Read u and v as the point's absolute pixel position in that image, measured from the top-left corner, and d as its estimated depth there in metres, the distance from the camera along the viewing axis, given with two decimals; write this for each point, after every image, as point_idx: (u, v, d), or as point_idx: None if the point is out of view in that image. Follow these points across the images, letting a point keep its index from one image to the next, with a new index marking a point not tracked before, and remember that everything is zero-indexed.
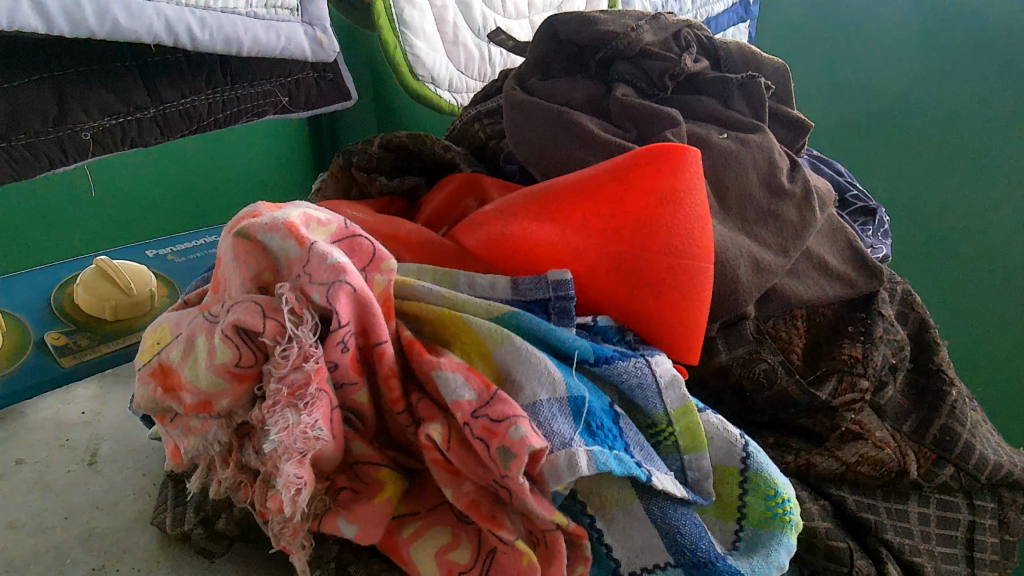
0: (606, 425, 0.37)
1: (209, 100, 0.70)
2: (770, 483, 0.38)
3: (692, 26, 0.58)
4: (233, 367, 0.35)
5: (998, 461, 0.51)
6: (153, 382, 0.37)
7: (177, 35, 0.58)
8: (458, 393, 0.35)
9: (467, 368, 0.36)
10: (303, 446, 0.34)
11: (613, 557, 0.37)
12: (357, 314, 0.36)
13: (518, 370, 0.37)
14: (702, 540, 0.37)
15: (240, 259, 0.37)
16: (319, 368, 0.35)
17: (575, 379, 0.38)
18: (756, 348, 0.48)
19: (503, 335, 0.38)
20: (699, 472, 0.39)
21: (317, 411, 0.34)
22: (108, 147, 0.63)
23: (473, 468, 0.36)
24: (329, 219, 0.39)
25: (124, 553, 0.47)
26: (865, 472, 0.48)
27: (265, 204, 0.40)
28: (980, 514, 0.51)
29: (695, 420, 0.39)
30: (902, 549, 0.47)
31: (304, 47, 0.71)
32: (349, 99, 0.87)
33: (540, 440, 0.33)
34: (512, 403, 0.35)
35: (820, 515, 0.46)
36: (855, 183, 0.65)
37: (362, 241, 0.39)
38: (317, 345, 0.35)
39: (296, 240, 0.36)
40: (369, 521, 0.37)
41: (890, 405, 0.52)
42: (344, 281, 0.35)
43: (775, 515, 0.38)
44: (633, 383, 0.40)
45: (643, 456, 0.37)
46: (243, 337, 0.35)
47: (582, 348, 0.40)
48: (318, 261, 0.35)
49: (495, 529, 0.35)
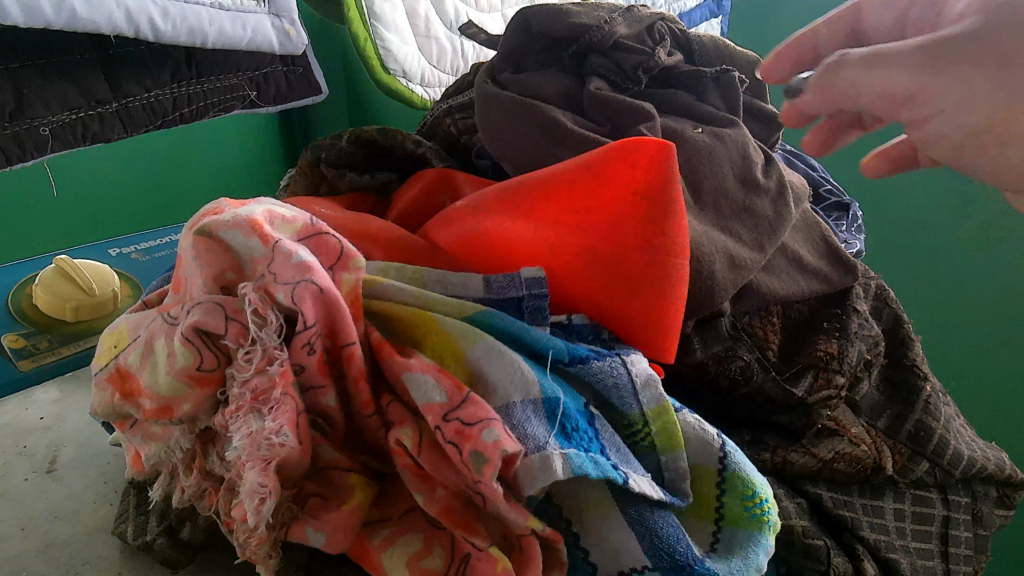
0: (581, 426, 0.36)
1: (174, 94, 0.69)
2: (747, 483, 0.38)
3: (666, 19, 0.57)
4: (195, 371, 0.34)
5: (972, 457, 0.51)
6: (111, 387, 0.35)
7: (139, 27, 0.56)
8: (430, 396, 0.34)
9: (439, 369, 0.35)
10: (268, 453, 0.32)
11: (590, 561, 0.36)
12: (325, 314, 0.35)
13: (491, 371, 0.36)
14: (680, 543, 0.36)
15: (202, 257, 0.35)
16: (286, 371, 0.34)
17: (550, 380, 0.37)
18: (732, 345, 0.48)
19: (476, 335, 0.37)
20: (676, 473, 0.38)
21: (282, 416, 0.33)
22: (68, 143, 0.61)
23: (445, 473, 0.35)
24: (295, 216, 0.38)
25: (85, 564, 0.46)
26: (841, 468, 0.48)
27: (228, 200, 0.39)
28: (955, 509, 0.51)
29: (672, 420, 0.38)
30: (878, 546, 0.47)
31: (271, 39, 0.70)
32: (319, 94, 0.85)
33: (513, 443, 0.32)
34: (485, 406, 0.34)
35: (797, 513, 0.46)
36: (829, 178, 0.64)
37: (328, 238, 0.38)
38: (282, 347, 0.34)
39: (260, 238, 0.35)
40: (337, 529, 0.36)
41: (866, 401, 0.52)
42: (310, 280, 0.34)
43: (754, 515, 0.37)
44: (609, 382, 0.39)
45: (619, 457, 0.36)
46: (205, 339, 0.34)
47: (557, 348, 0.39)
48: (283, 260, 0.34)
49: (468, 534, 0.35)
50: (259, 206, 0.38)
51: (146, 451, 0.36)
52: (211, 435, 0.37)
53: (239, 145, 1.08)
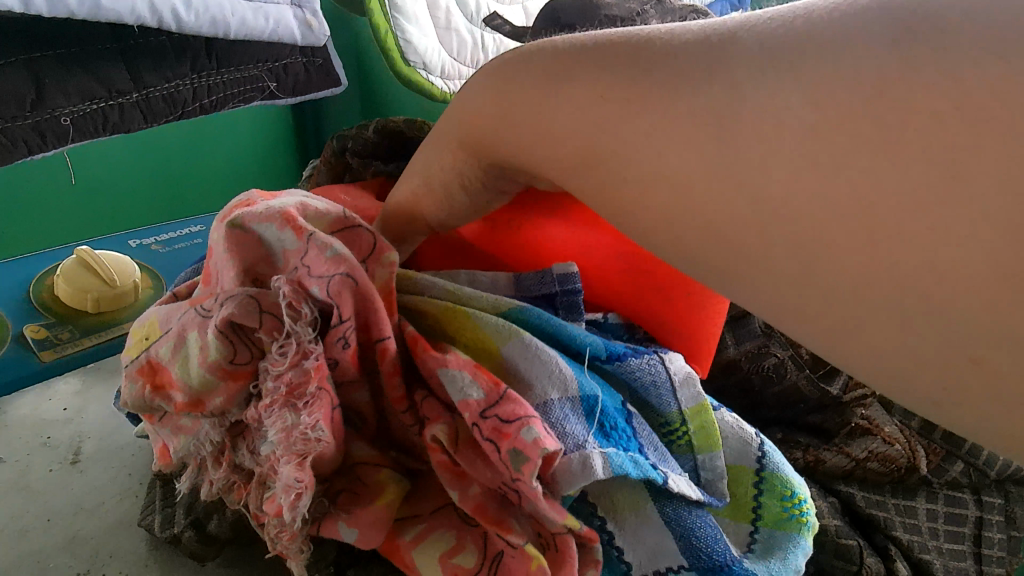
0: (620, 424, 0.36)
1: (194, 85, 0.69)
2: (786, 484, 0.37)
3: (697, 10, 0.57)
4: (227, 364, 0.33)
5: (1007, 458, 0.51)
6: (142, 380, 0.35)
7: (162, 17, 0.56)
8: (466, 392, 0.34)
9: (474, 365, 0.35)
10: (303, 449, 0.32)
11: (625, 560, 0.35)
12: (359, 309, 0.35)
13: (527, 368, 0.36)
14: (718, 543, 0.35)
15: (233, 251, 0.35)
16: (320, 365, 0.33)
17: (587, 378, 0.36)
18: (765, 343, 0.47)
19: (510, 331, 0.36)
20: (712, 472, 0.37)
21: (318, 411, 0.32)
22: (88, 134, 0.61)
23: (481, 470, 0.34)
24: (327, 208, 0.37)
25: (111, 556, 0.46)
26: (874, 468, 0.48)
27: (258, 192, 0.38)
28: (989, 511, 0.50)
29: (709, 420, 0.38)
30: (910, 547, 0.47)
31: (292, 30, 0.70)
32: (338, 85, 0.85)
33: (553, 442, 0.32)
34: (523, 403, 0.33)
35: (828, 513, 0.46)
36: None
37: (361, 233, 0.37)
38: (315, 343, 0.34)
39: (294, 231, 0.34)
40: (368, 525, 0.35)
41: (899, 401, 0.51)
42: (345, 273, 0.34)
43: (793, 517, 0.37)
44: (647, 381, 0.38)
45: (657, 455, 0.36)
46: (238, 333, 0.33)
47: (594, 344, 0.38)
48: (317, 254, 0.34)
49: (504, 532, 0.34)
50: (291, 198, 0.37)
51: (175, 444, 0.36)
52: (241, 428, 0.36)
53: (256, 137, 1.08)
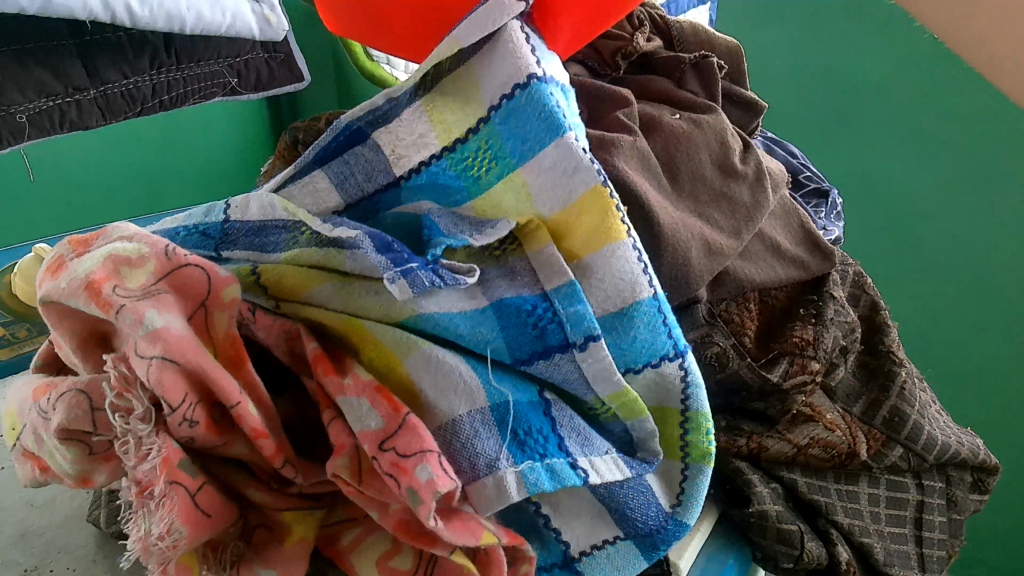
0: (538, 426, 0.33)
1: (153, 82, 0.69)
2: (711, 422, 0.37)
3: (646, 4, 0.57)
4: (85, 455, 0.31)
5: (946, 442, 0.51)
6: (28, 464, 0.34)
7: (115, 13, 0.55)
8: (366, 423, 0.32)
9: (378, 387, 0.33)
10: (167, 549, 0.29)
11: (561, 539, 0.36)
12: (190, 383, 0.30)
13: (428, 384, 0.34)
14: (650, 509, 0.36)
15: (56, 325, 0.32)
16: (166, 457, 0.29)
17: (495, 380, 0.34)
18: (708, 332, 0.47)
19: (410, 344, 0.34)
20: (642, 433, 0.36)
21: (167, 511, 0.29)
22: (46, 131, 0.60)
23: (389, 493, 0.32)
24: (142, 255, 0.32)
25: (59, 552, 0.46)
26: (816, 454, 0.48)
27: (70, 243, 0.33)
28: (929, 494, 0.51)
29: (632, 397, 0.35)
30: (851, 530, 0.48)
31: (251, 26, 0.69)
32: (302, 81, 0.85)
33: (450, 480, 0.30)
34: (425, 431, 0.31)
35: (770, 498, 0.46)
36: (809, 165, 0.64)
37: (187, 273, 0.32)
38: (155, 431, 0.30)
39: (98, 306, 0.30)
40: (287, 560, 0.34)
41: (841, 387, 0.52)
42: (157, 354, 0.29)
43: (716, 449, 0.37)
44: (561, 379, 0.35)
45: (580, 444, 0.34)
46: (76, 435, 0.31)
47: (497, 346, 0.34)
48: (132, 327, 0.29)
49: (429, 547, 0.32)
50: (99, 248, 0.32)
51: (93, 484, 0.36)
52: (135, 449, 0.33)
53: None
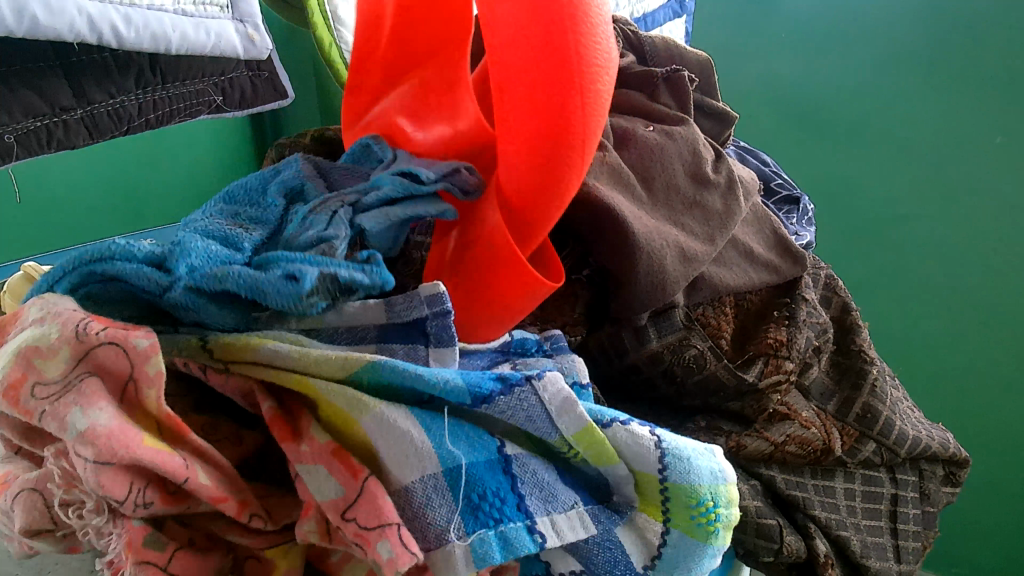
0: (493, 489, 0.34)
1: (139, 101, 0.69)
2: (691, 493, 0.36)
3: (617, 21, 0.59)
4: (55, 534, 0.32)
5: (916, 437, 0.53)
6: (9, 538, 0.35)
7: (102, 34, 0.57)
8: (324, 493, 0.32)
9: (333, 453, 0.33)
10: None
11: (543, 560, 0.37)
12: (139, 473, 0.30)
13: (382, 444, 0.33)
14: (617, 563, 0.36)
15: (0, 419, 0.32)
16: (129, 541, 0.30)
17: (449, 444, 0.34)
18: (686, 335, 0.49)
19: (362, 407, 0.33)
20: (613, 484, 0.37)
21: None
22: (32, 149, 0.61)
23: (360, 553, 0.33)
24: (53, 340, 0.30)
25: None
26: (792, 451, 0.50)
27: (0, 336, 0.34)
28: (902, 487, 0.53)
29: (597, 441, 0.36)
30: (829, 524, 0.50)
31: (234, 44, 0.70)
32: (284, 97, 0.86)
33: (406, 558, 0.30)
34: (378, 503, 0.32)
35: (750, 495, 0.48)
36: (780, 172, 0.66)
37: (103, 354, 0.31)
38: (112, 521, 0.30)
39: (22, 411, 0.29)
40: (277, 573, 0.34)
41: (816, 385, 0.54)
42: (84, 455, 0.28)
43: (701, 524, 0.36)
44: (522, 417, 0.36)
45: (538, 502, 0.35)
46: (41, 525, 0.32)
47: (459, 390, 0.34)
48: (59, 431, 0.29)
49: None
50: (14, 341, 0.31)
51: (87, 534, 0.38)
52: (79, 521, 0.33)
53: None
